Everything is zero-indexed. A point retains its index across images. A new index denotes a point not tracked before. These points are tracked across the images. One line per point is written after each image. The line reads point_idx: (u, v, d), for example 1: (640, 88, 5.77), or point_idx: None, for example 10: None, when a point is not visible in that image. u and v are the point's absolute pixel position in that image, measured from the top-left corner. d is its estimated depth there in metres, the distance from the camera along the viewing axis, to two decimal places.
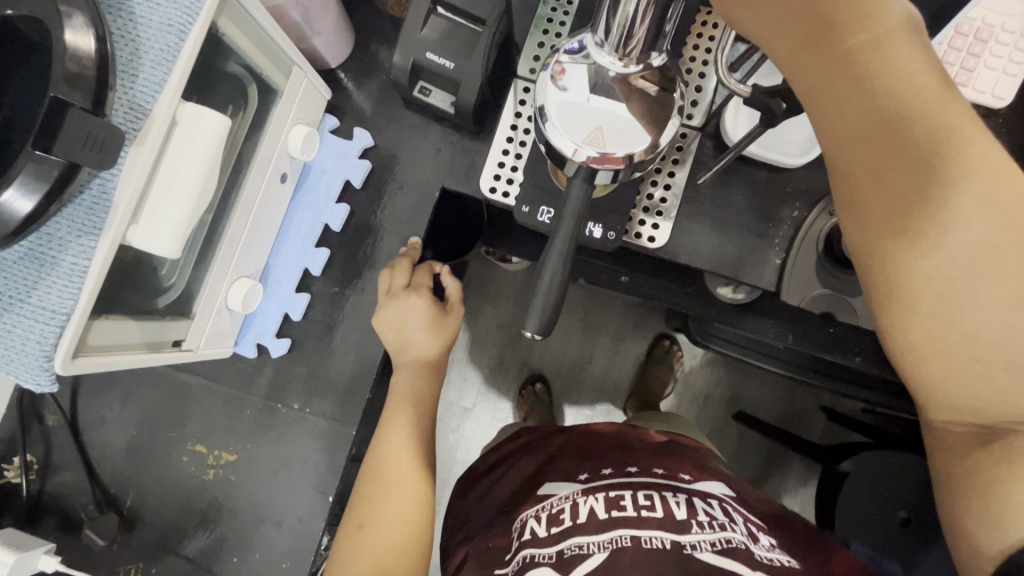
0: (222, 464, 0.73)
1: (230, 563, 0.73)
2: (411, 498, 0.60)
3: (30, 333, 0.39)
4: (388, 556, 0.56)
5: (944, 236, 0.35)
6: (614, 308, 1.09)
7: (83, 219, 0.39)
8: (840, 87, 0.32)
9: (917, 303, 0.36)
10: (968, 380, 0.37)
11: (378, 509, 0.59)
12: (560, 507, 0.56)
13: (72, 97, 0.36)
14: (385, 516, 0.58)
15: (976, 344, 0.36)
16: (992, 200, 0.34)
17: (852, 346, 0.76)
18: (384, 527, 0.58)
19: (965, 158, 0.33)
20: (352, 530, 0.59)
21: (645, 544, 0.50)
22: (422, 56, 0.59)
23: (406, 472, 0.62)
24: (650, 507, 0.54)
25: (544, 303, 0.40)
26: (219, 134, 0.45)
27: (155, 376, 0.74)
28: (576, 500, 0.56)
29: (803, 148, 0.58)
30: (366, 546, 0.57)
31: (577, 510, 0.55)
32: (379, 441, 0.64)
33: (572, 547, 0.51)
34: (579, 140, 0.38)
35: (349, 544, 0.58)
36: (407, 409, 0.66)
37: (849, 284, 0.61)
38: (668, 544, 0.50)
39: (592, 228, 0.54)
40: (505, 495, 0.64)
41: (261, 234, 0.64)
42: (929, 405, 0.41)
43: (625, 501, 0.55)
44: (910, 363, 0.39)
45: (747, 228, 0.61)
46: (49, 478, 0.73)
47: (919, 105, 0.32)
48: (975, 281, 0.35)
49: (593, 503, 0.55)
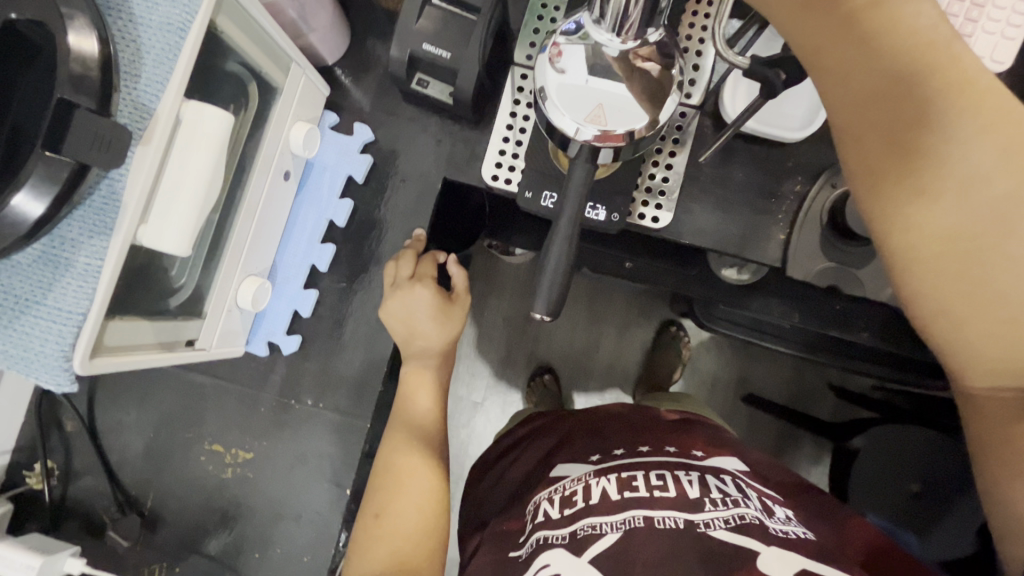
0: (239, 462, 0.74)
1: (253, 559, 0.74)
2: (428, 488, 0.60)
3: (48, 334, 0.40)
4: (405, 544, 0.56)
5: (966, 192, 0.36)
6: (619, 296, 1.09)
7: (94, 220, 0.40)
8: (843, 48, 0.32)
9: (935, 257, 0.38)
10: (1007, 343, 0.40)
11: (393, 498, 0.59)
12: (573, 489, 0.56)
13: (78, 98, 0.37)
14: (401, 504, 0.59)
15: (1013, 308, 0.38)
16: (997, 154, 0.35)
17: (861, 322, 0.76)
18: (400, 514, 0.58)
19: (982, 112, 0.34)
20: (369, 519, 0.59)
21: (658, 524, 0.50)
22: (419, 47, 0.59)
23: (422, 461, 0.62)
24: (663, 486, 0.54)
25: (551, 286, 0.42)
26: (223, 131, 0.45)
27: (169, 378, 0.74)
28: (588, 482, 0.56)
29: (804, 121, 0.58)
30: (385, 534, 0.57)
31: (589, 491, 0.55)
32: (392, 432, 0.65)
33: (585, 528, 0.51)
34: (581, 119, 0.40)
35: (367, 534, 0.58)
36: (419, 401, 0.67)
37: (857, 257, 0.60)
38: (681, 523, 0.50)
39: (594, 210, 0.55)
40: (517, 480, 0.65)
41: (268, 232, 0.64)
42: (969, 375, 0.44)
43: (637, 481, 0.55)
44: (943, 328, 0.41)
45: (748, 204, 0.61)
46: (71, 483, 0.74)
47: (930, 60, 0.32)
48: (991, 233, 0.37)
49: (606, 484, 0.55)
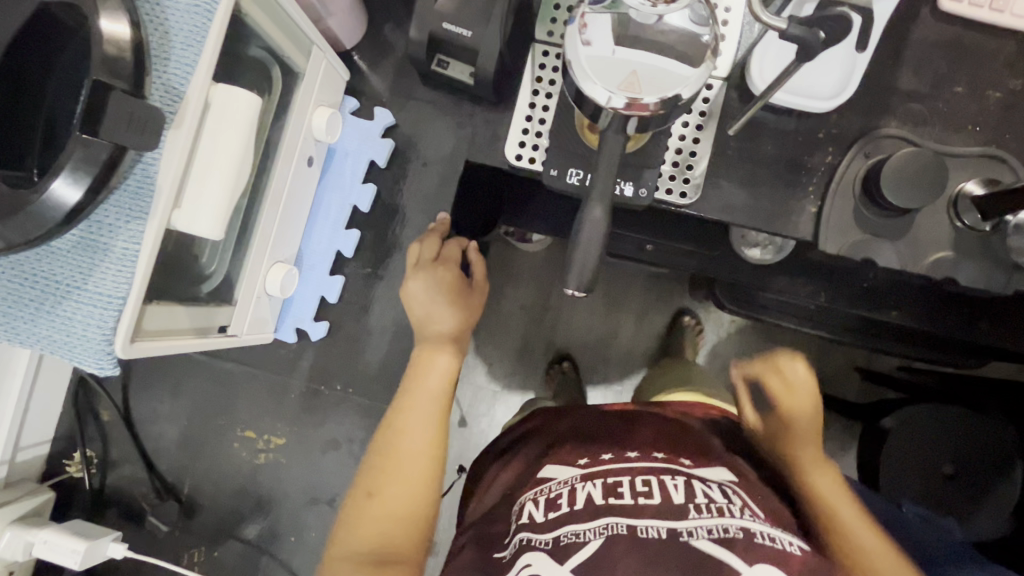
0: (271, 448, 0.75)
1: (289, 542, 0.75)
2: (427, 476, 0.53)
3: (91, 317, 0.40)
4: (394, 528, 0.50)
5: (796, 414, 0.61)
6: (638, 282, 1.08)
7: (130, 205, 0.40)
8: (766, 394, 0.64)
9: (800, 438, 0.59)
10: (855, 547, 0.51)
11: (389, 480, 0.52)
12: (558, 492, 0.50)
13: (115, 81, 0.37)
14: (398, 486, 0.51)
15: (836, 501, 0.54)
16: (829, 504, 0.54)
17: (891, 301, 0.77)
18: (397, 496, 0.51)
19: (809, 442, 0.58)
20: (360, 499, 0.52)
21: (641, 534, 0.44)
22: (439, 27, 0.58)
23: (422, 446, 0.54)
24: (648, 493, 0.48)
25: (583, 265, 0.42)
26: (251, 115, 0.45)
27: (200, 367, 0.76)
28: (574, 486, 0.50)
29: (836, 89, 0.57)
30: (376, 520, 0.50)
31: (574, 496, 0.49)
32: (395, 411, 0.56)
33: (568, 534, 0.45)
34: (613, 87, 0.40)
35: (355, 514, 0.51)
36: (429, 381, 0.58)
37: (891, 227, 0.58)
38: (664, 533, 0.44)
39: (623, 185, 0.54)
40: (506, 483, 0.59)
41: (294, 218, 0.64)
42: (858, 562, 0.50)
43: (622, 488, 0.49)
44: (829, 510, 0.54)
45: (778, 176, 0.60)
46: (110, 472, 0.76)
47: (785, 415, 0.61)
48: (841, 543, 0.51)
49: (591, 488, 0.49)
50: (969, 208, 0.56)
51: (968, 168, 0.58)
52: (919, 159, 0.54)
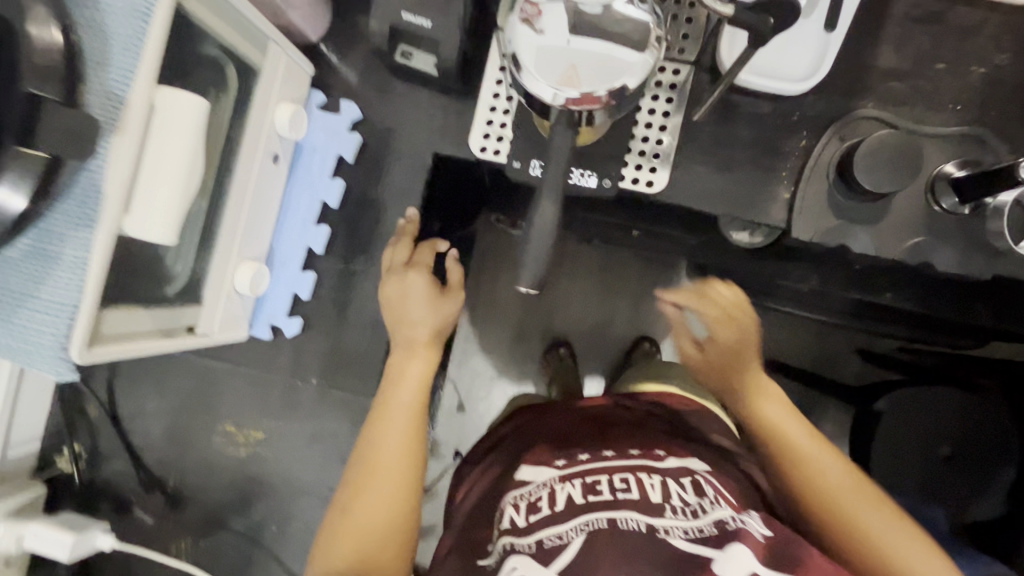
0: (251, 441, 0.78)
1: (273, 531, 0.79)
2: (398, 484, 0.54)
3: (44, 325, 0.41)
4: (372, 544, 0.52)
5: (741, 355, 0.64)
6: (633, 267, 1.07)
7: (75, 212, 0.40)
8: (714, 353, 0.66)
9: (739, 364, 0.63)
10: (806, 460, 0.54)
11: (362, 495, 0.54)
12: (538, 494, 0.50)
13: (46, 89, 0.37)
14: (373, 498, 0.53)
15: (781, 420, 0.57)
16: (781, 430, 0.57)
17: (885, 285, 0.73)
18: (371, 508, 0.53)
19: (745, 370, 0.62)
20: (337, 516, 0.54)
21: (621, 527, 0.44)
22: (398, 17, 0.56)
23: (394, 455, 0.55)
24: (627, 489, 0.48)
25: (535, 264, 0.43)
26: (199, 118, 0.45)
27: (182, 364, 0.77)
28: (554, 487, 0.50)
29: (808, 71, 0.55)
30: (354, 537, 0.52)
31: (555, 496, 0.49)
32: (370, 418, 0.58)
33: (552, 537, 0.45)
34: (555, 83, 0.38)
35: (334, 533, 0.53)
36: (404, 382, 0.60)
37: (865, 211, 0.56)
38: (643, 526, 0.44)
39: (586, 176, 0.53)
40: (485, 484, 0.59)
41: (262, 217, 0.65)
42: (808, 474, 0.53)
43: (601, 485, 0.49)
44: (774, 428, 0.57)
45: (750, 162, 0.58)
46: (99, 466, 0.78)
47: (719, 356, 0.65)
48: (807, 481, 0.53)
49: (570, 488, 0.49)
50: (946, 190, 0.54)
51: (954, 149, 0.56)
52: (893, 142, 0.53)
